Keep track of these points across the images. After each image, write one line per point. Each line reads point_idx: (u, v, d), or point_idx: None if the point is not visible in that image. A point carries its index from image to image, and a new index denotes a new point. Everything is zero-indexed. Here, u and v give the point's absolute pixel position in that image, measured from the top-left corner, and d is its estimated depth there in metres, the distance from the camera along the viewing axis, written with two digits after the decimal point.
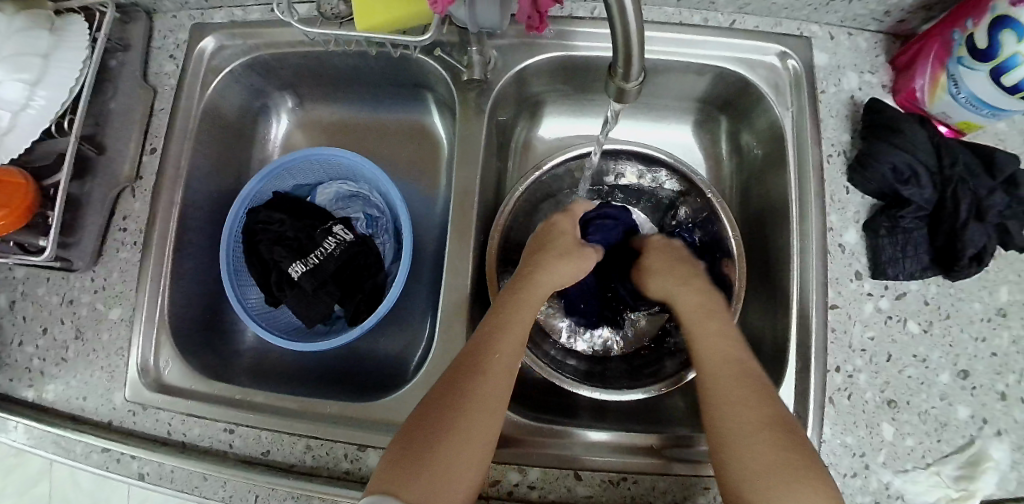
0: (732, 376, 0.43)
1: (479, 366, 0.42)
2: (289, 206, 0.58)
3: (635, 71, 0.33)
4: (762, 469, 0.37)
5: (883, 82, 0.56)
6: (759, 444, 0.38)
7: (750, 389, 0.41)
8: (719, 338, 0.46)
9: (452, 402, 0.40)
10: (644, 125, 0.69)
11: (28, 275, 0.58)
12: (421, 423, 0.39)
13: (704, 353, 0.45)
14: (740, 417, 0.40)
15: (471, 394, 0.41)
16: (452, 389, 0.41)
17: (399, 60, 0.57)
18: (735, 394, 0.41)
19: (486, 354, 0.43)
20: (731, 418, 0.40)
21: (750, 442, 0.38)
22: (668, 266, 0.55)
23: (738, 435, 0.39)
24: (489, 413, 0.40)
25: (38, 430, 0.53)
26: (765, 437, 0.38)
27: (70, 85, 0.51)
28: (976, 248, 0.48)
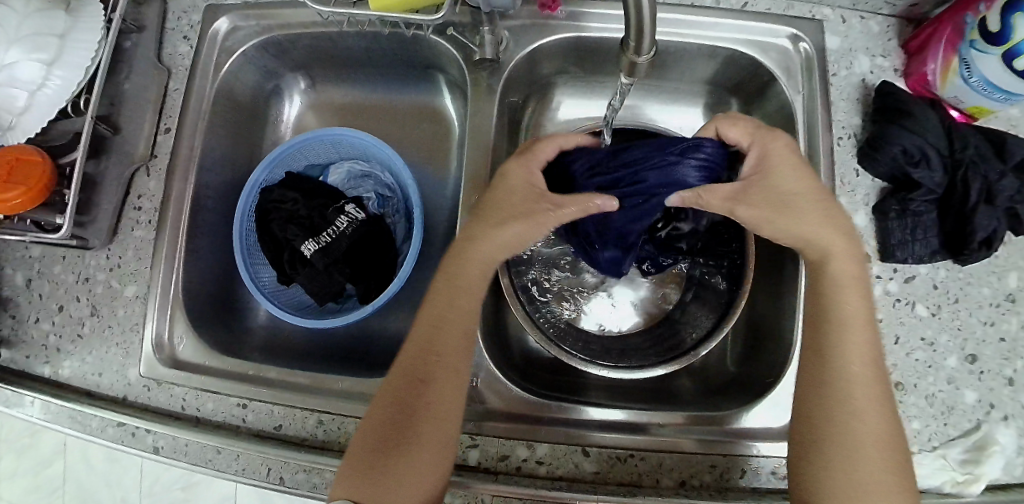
0: (864, 376, 0.41)
1: (422, 372, 0.43)
2: (301, 186, 0.59)
3: (647, 45, 0.33)
4: (862, 468, 0.38)
5: (895, 66, 0.56)
6: (874, 446, 0.39)
7: (879, 390, 0.41)
8: (859, 318, 0.43)
9: (400, 412, 0.42)
10: (654, 109, 0.69)
11: (45, 254, 0.59)
12: (372, 435, 0.42)
13: (845, 334, 0.42)
14: (864, 413, 0.40)
15: (416, 405, 0.42)
16: (399, 399, 0.43)
17: (411, 40, 0.58)
18: (864, 389, 0.40)
19: (427, 359, 0.44)
20: (849, 413, 0.40)
21: (864, 442, 0.39)
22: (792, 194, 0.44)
23: (852, 430, 0.39)
24: (433, 421, 0.42)
25: (54, 405, 0.54)
26: (876, 439, 0.39)
27: (86, 65, 0.51)
28: (986, 231, 0.49)
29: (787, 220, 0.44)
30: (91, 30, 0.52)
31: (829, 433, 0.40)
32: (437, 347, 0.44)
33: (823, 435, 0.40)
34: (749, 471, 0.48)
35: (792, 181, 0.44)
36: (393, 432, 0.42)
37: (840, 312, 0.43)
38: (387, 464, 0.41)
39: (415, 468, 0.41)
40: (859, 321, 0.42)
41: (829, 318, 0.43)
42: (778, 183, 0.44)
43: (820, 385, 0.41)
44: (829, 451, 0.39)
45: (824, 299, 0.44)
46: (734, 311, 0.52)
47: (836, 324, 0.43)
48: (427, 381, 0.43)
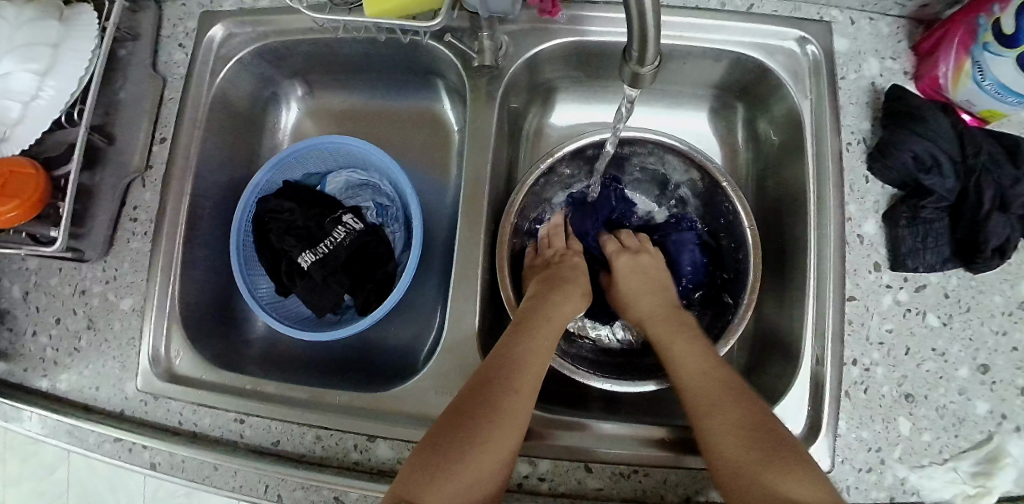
0: (700, 382, 0.46)
1: (499, 384, 0.43)
2: (298, 195, 0.58)
3: (651, 55, 0.32)
4: (758, 468, 0.39)
5: (904, 68, 0.54)
6: (749, 452, 0.40)
7: (730, 397, 0.44)
8: (690, 354, 0.48)
9: (471, 417, 0.41)
10: (658, 112, 0.68)
11: (41, 266, 0.58)
12: (436, 436, 0.41)
13: (681, 374, 0.47)
14: (720, 429, 0.42)
15: (489, 412, 0.41)
16: (472, 405, 0.42)
17: (409, 47, 0.57)
18: (716, 405, 0.44)
19: (507, 371, 0.44)
20: (714, 432, 0.42)
21: (734, 449, 0.41)
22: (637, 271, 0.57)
23: (722, 446, 0.41)
24: (506, 434, 0.41)
25: (51, 419, 0.53)
26: (747, 439, 0.41)
27: (79, 76, 0.50)
28: (998, 239, 0.47)
29: (652, 300, 0.55)
30: (84, 39, 0.51)
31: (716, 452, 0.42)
32: (518, 365, 0.45)
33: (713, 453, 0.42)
34: None
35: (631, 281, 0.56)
36: (462, 434, 0.40)
37: (680, 362, 0.48)
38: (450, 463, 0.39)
39: (477, 473, 0.39)
40: (695, 358, 0.48)
41: (675, 368, 0.48)
42: (626, 284, 0.57)
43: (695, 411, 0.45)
44: (724, 464, 0.41)
45: (670, 359, 0.49)
46: (740, 324, 0.51)
47: (677, 371, 0.48)
48: (504, 392, 0.43)
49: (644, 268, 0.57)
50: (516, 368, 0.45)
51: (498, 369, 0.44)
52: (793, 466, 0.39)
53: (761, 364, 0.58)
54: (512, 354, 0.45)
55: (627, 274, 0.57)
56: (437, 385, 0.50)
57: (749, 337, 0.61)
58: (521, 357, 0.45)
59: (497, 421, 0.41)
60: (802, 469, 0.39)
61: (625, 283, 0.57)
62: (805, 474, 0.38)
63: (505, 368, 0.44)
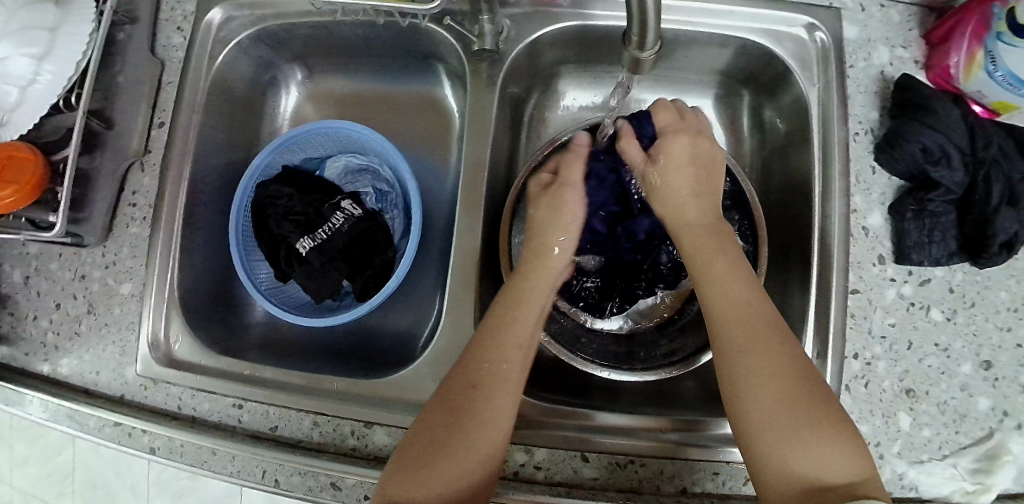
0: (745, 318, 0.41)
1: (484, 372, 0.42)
2: (297, 180, 0.58)
3: (652, 40, 0.31)
4: (788, 433, 0.36)
5: (915, 57, 0.53)
6: (779, 395, 0.37)
7: (766, 342, 0.39)
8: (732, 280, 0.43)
9: (451, 414, 0.40)
10: (663, 100, 0.66)
11: (42, 251, 0.58)
12: (424, 430, 0.40)
13: (720, 312, 0.42)
14: (768, 376, 0.38)
15: (472, 407, 0.40)
16: (452, 402, 0.41)
17: (408, 30, 0.56)
18: (759, 351, 0.39)
19: (491, 361, 0.43)
20: (752, 380, 0.38)
21: (768, 399, 0.37)
22: (698, 163, 0.50)
23: (758, 388, 0.38)
24: (487, 428, 0.40)
25: (54, 403, 0.54)
26: (777, 385, 0.37)
27: (78, 59, 0.49)
28: (1006, 235, 0.47)
29: (682, 190, 0.49)
30: (81, 22, 0.50)
31: (748, 397, 0.38)
32: (501, 353, 0.43)
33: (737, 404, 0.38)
34: None
35: (678, 162, 0.50)
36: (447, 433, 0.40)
37: (717, 293, 0.43)
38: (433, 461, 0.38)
39: (453, 472, 0.38)
40: (738, 290, 0.42)
41: (710, 298, 0.43)
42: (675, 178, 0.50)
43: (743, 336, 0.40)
44: (764, 423, 0.37)
45: (703, 282, 0.44)
46: None
47: (724, 313, 0.42)
48: (485, 374, 0.42)
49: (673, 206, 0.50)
50: (494, 357, 0.43)
51: (480, 360, 0.43)
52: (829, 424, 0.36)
53: None
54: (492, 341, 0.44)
55: (671, 161, 0.50)
56: (435, 373, 0.50)
57: None
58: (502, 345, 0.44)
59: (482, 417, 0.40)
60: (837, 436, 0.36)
61: (670, 158, 0.50)
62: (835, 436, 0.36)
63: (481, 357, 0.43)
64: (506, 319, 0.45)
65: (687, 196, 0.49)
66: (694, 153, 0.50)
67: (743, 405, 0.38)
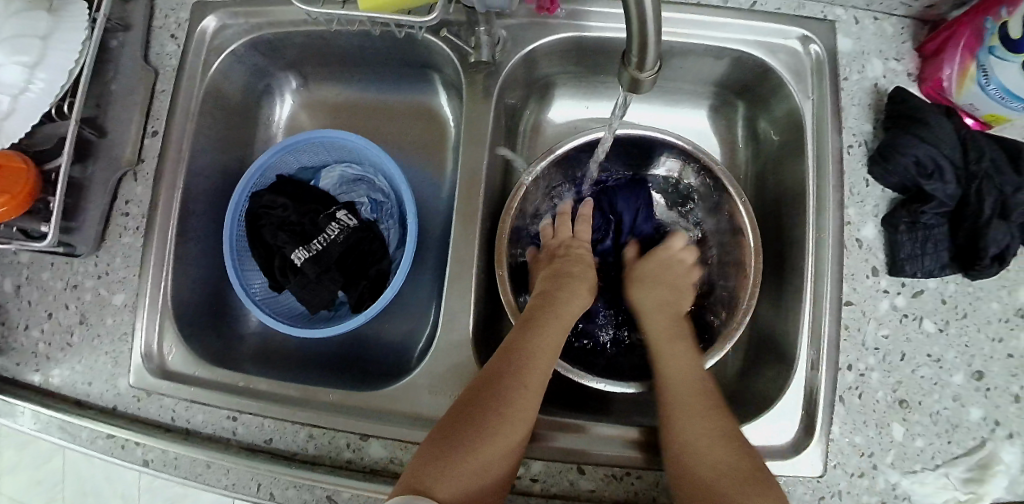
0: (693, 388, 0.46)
1: (515, 382, 0.44)
2: (292, 190, 0.58)
3: (651, 61, 0.31)
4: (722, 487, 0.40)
5: (908, 70, 0.53)
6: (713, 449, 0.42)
7: (714, 411, 0.45)
8: (684, 359, 0.49)
9: (482, 416, 0.42)
10: (658, 110, 0.67)
11: (33, 260, 0.58)
12: (452, 422, 0.42)
13: (666, 384, 0.48)
14: (705, 435, 0.43)
15: (504, 413, 0.42)
16: (484, 405, 0.42)
17: (404, 40, 0.56)
18: (698, 413, 0.44)
19: (522, 371, 0.44)
20: (689, 438, 0.43)
21: (706, 455, 0.42)
22: (675, 282, 0.57)
23: (695, 447, 0.42)
24: (518, 430, 0.42)
25: (45, 414, 0.53)
26: (722, 448, 0.42)
27: (69, 68, 0.49)
28: (998, 247, 0.47)
29: (659, 295, 0.56)
30: (74, 31, 0.50)
31: (692, 456, 0.42)
32: (531, 356, 0.46)
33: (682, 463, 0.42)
34: None
35: (684, 274, 0.58)
36: (477, 433, 0.41)
37: (671, 371, 0.49)
38: (464, 457, 0.39)
39: (480, 464, 0.40)
40: (688, 368, 0.48)
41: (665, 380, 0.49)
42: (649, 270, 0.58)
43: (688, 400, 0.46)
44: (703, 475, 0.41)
45: (659, 364, 0.50)
46: (736, 331, 0.51)
47: (672, 389, 0.47)
48: (515, 373, 0.44)
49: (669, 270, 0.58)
50: (524, 358, 0.45)
51: (509, 359, 0.45)
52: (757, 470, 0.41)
53: (756, 366, 0.58)
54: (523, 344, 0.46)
55: (648, 264, 0.59)
56: (430, 385, 0.50)
57: (745, 338, 0.61)
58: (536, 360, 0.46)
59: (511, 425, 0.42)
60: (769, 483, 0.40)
61: (648, 267, 0.59)
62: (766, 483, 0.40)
63: (512, 365, 0.45)
64: (535, 336, 0.47)
65: (654, 291, 0.56)
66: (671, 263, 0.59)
67: (686, 466, 0.42)
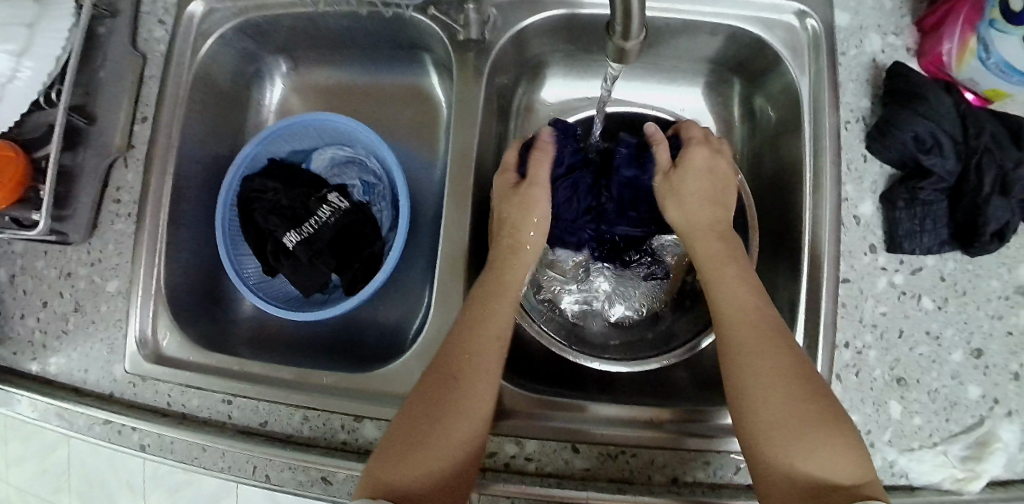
0: (759, 328, 0.42)
1: (449, 379, 0.42)
2: (283, 174, 0.57)
3: (636, 28, 0.30)
4: (781, 435, 0.38)
5: (907, 44, 0.52)
6: (782, 408, 0.38)
7: (777, 347, 0.41)
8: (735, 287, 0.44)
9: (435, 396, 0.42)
10: (652, 88, 0.66)
11: (26, 249, 0.57)
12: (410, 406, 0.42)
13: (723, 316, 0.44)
14: (776, 387, 0.39)
15: (453, 392, 0.42)
16: (420, 418, 0.41)
17: (393, 20, 0.55)
18: (761, 350, 0.41)
19: (450, 369, 0.42)
20: (754, 378, 0.40)
21: (776, 408, 0.38)
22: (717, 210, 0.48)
23: (758, 394, 0.39)
24: (473, 411, 0.41)
25: (42, 402, 0.53)
26: (785, 394, 0.39)
27: (56, 54, 0.48)
28: (998, 223, 0.47)
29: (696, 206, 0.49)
30: (60, 15, 0.49)
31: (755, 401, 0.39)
32: (488, 329, 0.45)
33: (739, 404, 0.40)
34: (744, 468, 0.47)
35: (700, 162, 0.50)
36: (418, 447, 0.40)
37: (726, 298, 0.44)
38: (411, 477, 0.38)
39: (432, 447, 0.40)
40: (745, 296, 0.44)
41: (721, 308, 0.44)
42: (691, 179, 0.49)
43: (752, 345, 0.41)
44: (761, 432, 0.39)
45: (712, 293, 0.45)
46: None
47: (728, 318, 0.43)
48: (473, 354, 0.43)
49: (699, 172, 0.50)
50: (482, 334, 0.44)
51: (477, 336, 0.44)
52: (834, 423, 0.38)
53: None
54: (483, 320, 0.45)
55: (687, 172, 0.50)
56: (425, 366, 0.49)
57: None
58: (484, 321, 0.45)
59: (454, 426, 0.40)
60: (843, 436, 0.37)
61: (694, 180, 0.49)
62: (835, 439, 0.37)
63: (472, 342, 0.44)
64: (468, 332, 0.44)
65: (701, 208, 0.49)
66: (712, 167, 0.50)
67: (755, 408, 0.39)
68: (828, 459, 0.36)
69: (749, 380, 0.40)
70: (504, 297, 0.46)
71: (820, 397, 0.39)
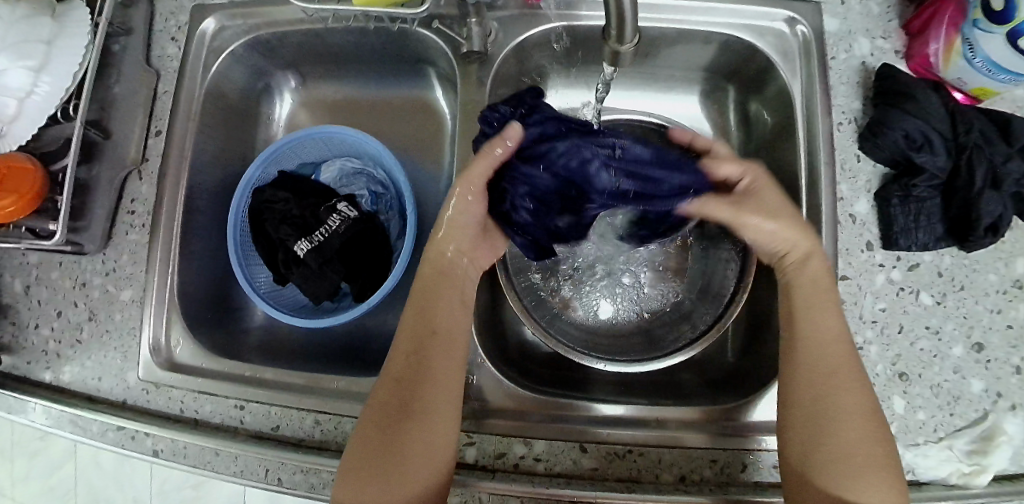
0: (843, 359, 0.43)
1: (410, 386, 0.42)
2: (293, 185, 0.59)
3: (630, 33, 0.32)
4: (846, 470, 0.39)
5: (895, 48, 0.54)
6: (859, 446, 0.40)
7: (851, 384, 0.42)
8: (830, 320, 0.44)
9: (396, 419, 0.41)
10: (649, 96, 0.68)
11: (42, 260, 0.59)
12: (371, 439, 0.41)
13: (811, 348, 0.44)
14: (852, 430, 0.40)
15: (414, 402, 0.42)
16: (383, 426, 0.41)
17: (399, 35, 0.57)
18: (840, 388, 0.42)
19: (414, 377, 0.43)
20: (837, 419, 0.41)
21: (852, 446, 0.40)
22: (788, 245, 0.46)
23: (841, 428, 0.41)
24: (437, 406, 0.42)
25: (55, 410, 0.54)
26: (862, 429, 0.40)
27: (75, 70, 0.50)
28: (991, 217, 0.48)
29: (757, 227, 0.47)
30: (79, 34, 0.51)
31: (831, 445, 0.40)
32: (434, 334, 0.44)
33: (818, 439, 0.41)
34: (751, 465, 0.47)
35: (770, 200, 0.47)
36: (388, 454, 0.40)
37: (816, 327, 0.44)
38: (385, 486, 0.40)
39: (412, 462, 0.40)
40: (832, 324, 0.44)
41: (807, 346, 0.44)
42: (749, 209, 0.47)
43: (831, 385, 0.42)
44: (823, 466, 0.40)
45: (800, 319, 0.45)
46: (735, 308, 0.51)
47: (819, 349, 0.43)
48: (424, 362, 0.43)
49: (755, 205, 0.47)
50: (427, 341, 0.44)
51: (417, 346, 0.44)
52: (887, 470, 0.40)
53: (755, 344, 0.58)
54: (419, 328, 0.45)
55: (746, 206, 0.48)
56: None
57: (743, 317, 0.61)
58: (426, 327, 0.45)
59: (417, 434, 0.41)
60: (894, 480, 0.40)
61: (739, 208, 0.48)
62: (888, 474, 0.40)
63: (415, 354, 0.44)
64: (424, 321, 0.45)
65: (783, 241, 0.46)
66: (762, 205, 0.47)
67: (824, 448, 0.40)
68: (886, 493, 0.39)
69: (826, 414, 0.41)
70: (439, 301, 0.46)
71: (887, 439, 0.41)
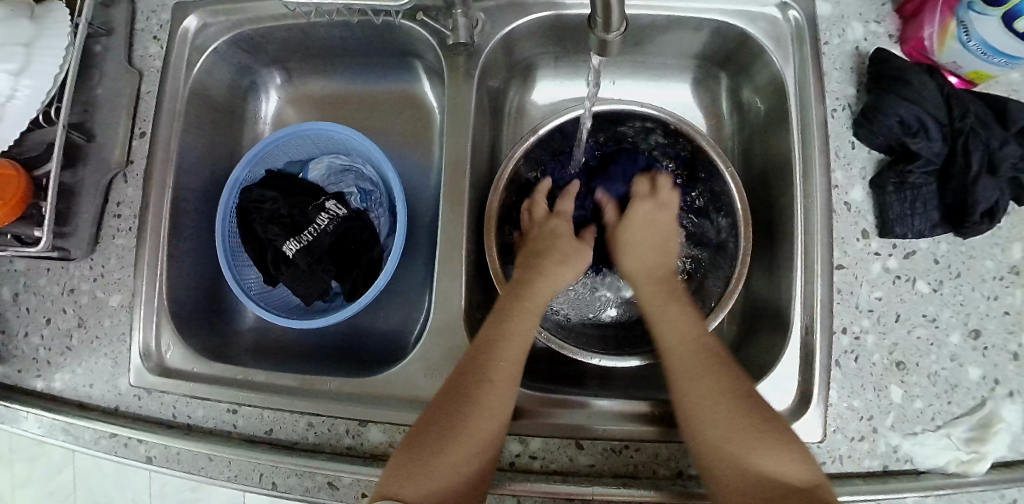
0: (692, 335, 0.47)
1: (473, 370, 0.44)
2: (281, 184, 0.58)
3: (616, 20, 0.31)
4: (739, 441, 0.41)
5: (889, 31, 0.53)
6: (733, 426, 0.42)
7: (714, 367, 0.44)
8: (679, 318, 0.48)
9: (463, 398, 0.42)
10: (641, 85, 0.67)
11: (29, 267, 0.58)
12: (438, 413, 0.42)
13: (667, 343, 0.48)
14: (725, 409, 0.42)
15: (483, 384, 0.43)
16: (449, 401, 0.42)
17: (384, 28, 0.56)
18: (704, 381, 0.44)
19: (476, 382, 0.43)
20: (703, 397, 0.43)
21: (721, 426, 0.42)
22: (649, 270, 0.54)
23: (704, 411, 0.43)
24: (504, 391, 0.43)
25: (47, 418, 0.54)
26: (736, 413, 0.42)
27: (54, 73, 0.49)
28: (988, 202, 0.47)
29: (643, 257, 0.54)
30: (57, 36, 0.50)
31: (702, 422, 0.43)
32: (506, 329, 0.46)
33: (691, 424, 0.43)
34: None
35: (642, 215, 0.56)
36: (447, 430, 0.41)
37: (670, 326, 0.48)
38: (437, 469, 0.39)
39: (476, 437, 0.41)
40: (690, 329, 0.47)
41: (663, 336, 0.48)
42: (632, 237, 0.56)
43: (693, 364, 0.45)
44: (708, 440, 0.42)
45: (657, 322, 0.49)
46: (729, 299, 0.51)
47: (671, 338, 0.47)
48: (493, 349, 0.45)
49: (658, 222, 0.56)
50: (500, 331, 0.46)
51: (489, 335, 0.46)
52: (782, 440, 0.41)
53: (751, 335, 0.58)
54: (496, 323, 0.47)
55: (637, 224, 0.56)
56: (426, 368, 0.50)
57: (740, 308, 0.61)
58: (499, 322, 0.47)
59: (482, 413, 0.42)
60: (790, 449, 0.40)
61: (632, 239, 0.56)
62: (792, 442, 0.41)
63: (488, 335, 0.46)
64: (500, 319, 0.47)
65: (650, 254, 0.54)
66: (655, 217, 0.56)
67: (703, 431, 0.42)
68: (785, 463, 0.40)
69: (690, 397, 0.44)
70: (522, 304, 0.48)
71: (774, 417, 0.42)
